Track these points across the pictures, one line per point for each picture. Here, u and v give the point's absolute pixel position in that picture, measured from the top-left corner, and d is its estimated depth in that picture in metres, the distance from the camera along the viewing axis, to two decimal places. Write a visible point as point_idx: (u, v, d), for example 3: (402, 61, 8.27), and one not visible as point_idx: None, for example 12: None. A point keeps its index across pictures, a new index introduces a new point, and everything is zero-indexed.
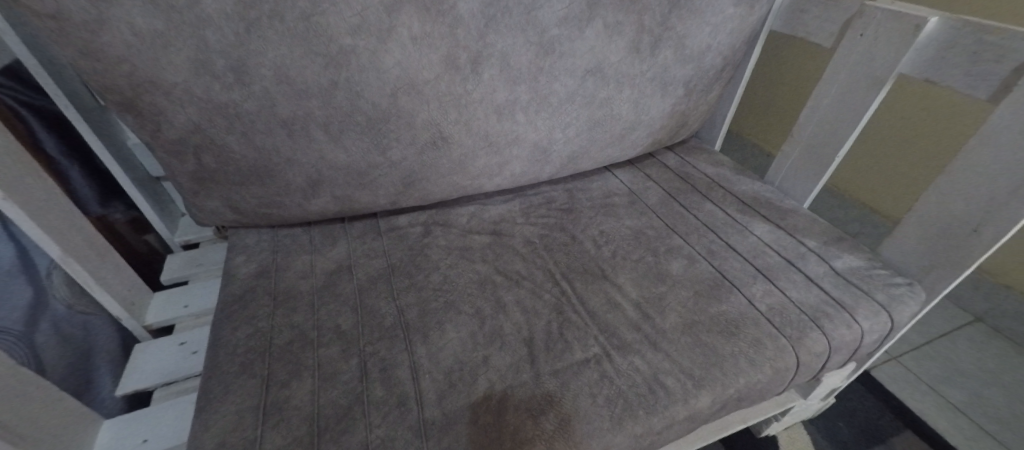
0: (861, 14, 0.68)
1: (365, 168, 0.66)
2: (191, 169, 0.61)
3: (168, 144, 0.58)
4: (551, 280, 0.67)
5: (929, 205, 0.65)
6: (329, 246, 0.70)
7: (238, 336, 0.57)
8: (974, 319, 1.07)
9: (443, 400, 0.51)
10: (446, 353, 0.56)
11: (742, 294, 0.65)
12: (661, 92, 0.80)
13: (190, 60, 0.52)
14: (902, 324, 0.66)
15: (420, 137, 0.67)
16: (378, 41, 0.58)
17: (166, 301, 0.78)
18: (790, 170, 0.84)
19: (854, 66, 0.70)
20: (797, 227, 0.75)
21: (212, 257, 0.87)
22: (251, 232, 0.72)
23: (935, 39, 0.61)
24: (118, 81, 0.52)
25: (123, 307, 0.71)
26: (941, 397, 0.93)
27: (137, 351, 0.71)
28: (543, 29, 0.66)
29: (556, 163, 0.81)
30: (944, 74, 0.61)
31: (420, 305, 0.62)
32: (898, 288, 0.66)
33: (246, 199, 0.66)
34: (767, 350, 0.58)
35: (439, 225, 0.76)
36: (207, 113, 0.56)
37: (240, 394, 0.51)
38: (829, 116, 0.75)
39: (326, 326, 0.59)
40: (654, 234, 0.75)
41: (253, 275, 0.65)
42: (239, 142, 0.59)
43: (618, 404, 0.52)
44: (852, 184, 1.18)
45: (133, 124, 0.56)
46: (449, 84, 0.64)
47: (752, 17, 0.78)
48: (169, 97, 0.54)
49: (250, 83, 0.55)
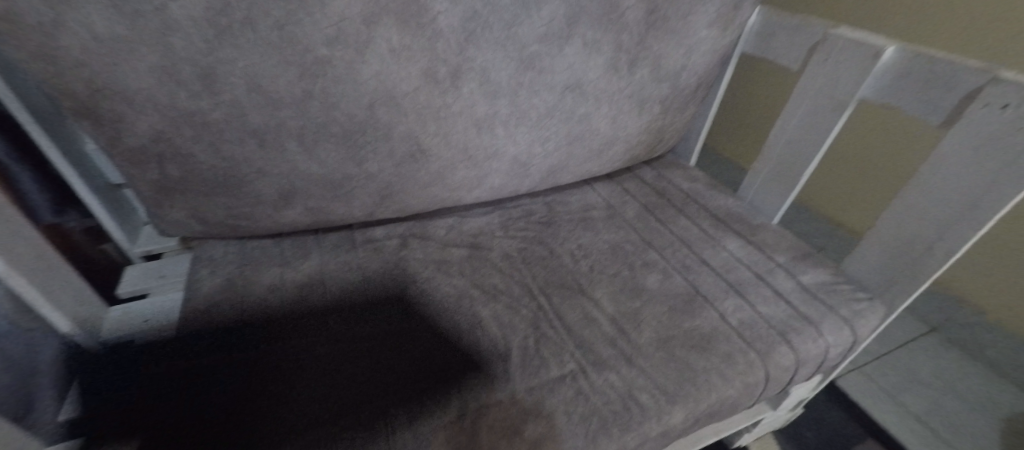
0: (824, 40, 0.71)
1: (340, 180, 0.65)
2: (154, 178, 0.58)
3: (129, 153, 0.55)
4: (529, 294, 0.67)
5: (887, 224, 0.69)
6: (301, 258, 0.68)
7: (200, 354, 0.55)
8: (928, 330, 1.11)
9: (415, 420, 0.50)
10: (420, 370, 0.55)
11: (714, 309, 0.66)
12: (638, 109, 0.82)
13: (153, 67, 0.50)
14: (863, 337, 0.68)
15: (397, 149, 0.66)
16: (356, 53, 0.57)
17: (123, 316, 0.74)
18: (760, 186, 0.87)
19: (819, 89, 0.73)
20: (767, 242, 0.77)
21: (175, 268, 0.83)
22: (219, 243, 0.69)
23: (892, 67, 0.64)
24: (74, 86, 0.49)
25: (74, 323, 0.67)
26: (899, 405, 0.96)
27: (87, 370, 0.67)
28: (524, 44, 0.66)
29: (536, 176, 0.81)
30: (900, 100, 0.65)
31: (394, 320, 0.61)
32: (859, 302, 0.69)
33: (213, 209, 0.63)
34: (738, 365, 0.60)
35: (416, 237, 0.75)
36: (172, 121, 0.54)
37: (200, 416, 0.49)
38: (796, 136, 0.78)
39: (294, 343, 0.56)
40: (630, 248, 0.76)
41: (218, 289, 0.62)
42: (206, 151, 0.57)
43: (593, 421, 0.52)
44: (819, 200, 1.23)
45: (90, 131, 0.53)
46: (428, 96, 0.64)
47: (725, 40, 0.81)
48: (131, 104, 0.52)
49: (219, 91, 0.53)
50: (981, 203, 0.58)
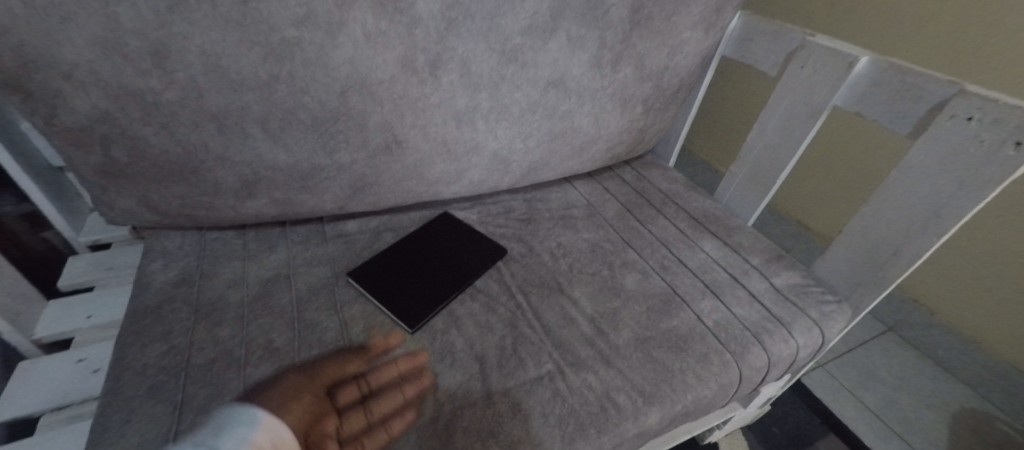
0: (802, 47, 0.72)
1: (309, 170, 0.61)
2: (99, 162, 0.53)
3: (70, 133, 0.51)
4: (506, 293, 0.65)
5: (855, 229, 0.70)
6: (266, 252, 0.64)
7: (149, 354, 0.50)
8: (886, 329, 1.15)
9: (385, 424, 0.48)
10: (392, 372, 0.53)
11: (691, 310, 0.66)
12: (620, 108, 0.81)
13: (97, 39, 0.46)
14: (831, 339, 0.70)
15: (372, 139, 0.63)
16: (327, 36, 0.53)
17: (63, 311, 0.69)
18: (737, 189, 0.88)
19: (794, 95, 0.74)
20: (742, 244, 0.78)
21: (125, 259, 0.77)
22: (175, 234, 0.64)
23: (864, 76, 0.66)
24: (3, 57, 0.44)
25: (3, 319, 0.62)
26: (859, 402, 1.00)
27: (21, 370, 0.62)
28: (506, 36, 0.64)
29: (516, 172, 0.79)
30: (871, 109, 0.66)
31: (365, 319, 0.58)
32: (829, 305, 0.70)
33: (168, 197, 0.59)
34: (713, 366, 0.60)
35: (390, 231, 0.72)
36: (120, 100, 0.49)
37: (148, 421, 0.45)
38: (772, 140, 0.79)
39: (256, 342, 0.53)
40: (609, 248, 0.75)
41: (173, 283, 0.58)
42: (159, 135, 0.53)
43: (569, 423, 0.51)
44: (791, 203, 1.26)
45: (24, 107, 0.48)
46: (405, 86, 0.61)
47: (707, 42, 0.81)
48: (72, 79, 0.47)
49: (174, 70, 0.49)
50: (943, 212, 0.60)
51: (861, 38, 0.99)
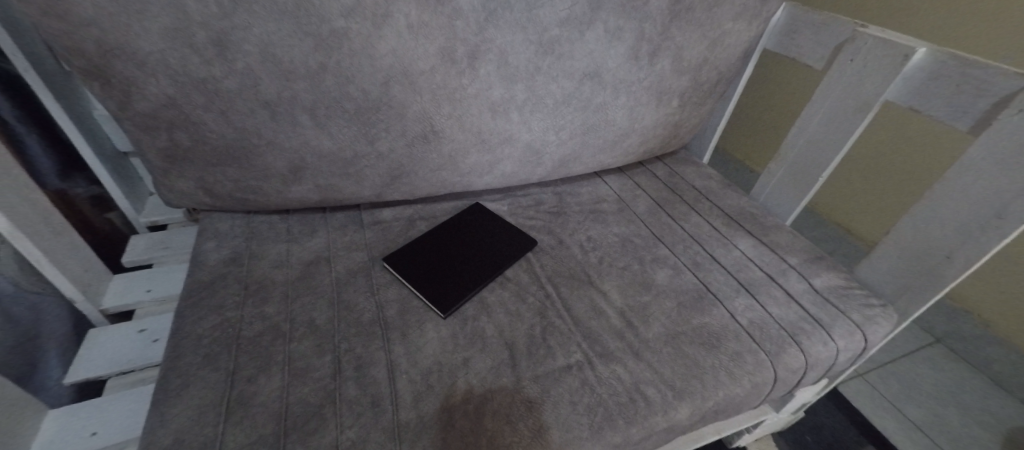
0: (853, 39, 0.69)
1: (351, 158, 0.64)
2: (163, 146, 0.57)
3: (138, 118, 0.55)
4: (536, 283, 0.66)
5: (906, 230, 0.67)
6: (308, 236, 0.67)
7: (204, 326, 0.54)
8: (933, 341, 1.10)
9: (419, 403, 0.50)
10: (425, 353, 0.55)
11: (724, 307, 0.65)
12: (656, 101, 0.81)
13: (166, 29, 0.49)
14: (874, 344, 0.67)
15: (410, 129, 0.65)
16: (373, 27, 0.56)
17: (127, 285, 0.74)
18: (775, 187, 0.85)
19: (842, 89, 0.71)
20: (780, 244, 0.76)
21: (180, 240, 0.82)
22: (225, 216, 0.68)
23: (922, 69, 0.63)
24: (85, 46, 0.48)
25: (79, 289, 0.67)
26: (902, 414, 0.95)
27: (91, 337, 0.67)
28: (544, 28, 0.65)
29: (548, 165, 0.80)
30: (929, 104, 0.63)
31: (400, 302, 0.60)
32: (873, 309, 0.67)
33: (222, 181, 0.62)
34: (747, 364, 0.59)
35: (424, 220, 0.74)
36: (183, 87, 0.53)
37: (203, 387, 0.48)
38: (816, 137, 0.76)
39: (299, 320, 0.56)
40: (641, 243, 0.75)
41: (224, 262, 0.62)
42: (216, 121, 0.56)
43: (598, 412, 0.52)
44: (833, 204, 1.21)
45: (100, 93, 0.52)
46: (444, 77, 0.62)
47: (749, 34, 0.79)
48: (142, 67, 0.51)
49: (233, 59, 0.52)
50: (1006, 213, 0.56)
51: (914, 29, 0.94)
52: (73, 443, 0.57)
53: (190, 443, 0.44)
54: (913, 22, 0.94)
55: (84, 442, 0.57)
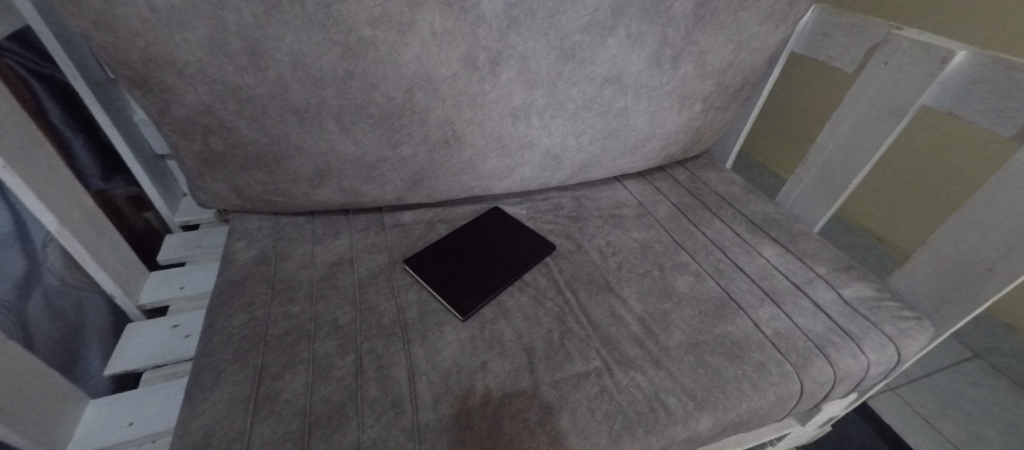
0: (887, 42, 0.67)
1: (375, 161, 0.65)
2: (198, 150, 0.60)
3: (177, 124, 0.57)
4: (555, 288, 0.66)
5: (944, 240, 0.64)
6: (332, 237, 0.69)
7: (233, 324, 0.56)
8: (971, 356, 1.05)
9: (438, 405, 0.50)
10: (444, 356, 0.55)
11: (748, 317, 0.63)
12: (678, 106, 0.80)
13: (204, 39, 0.51)
14: (907, 358, 0.64)
15: (432, 134, 0.66)
16: (398, 35, 0.57)
17: (162, 281, 0.78)
18: (801, 193, 0.83)
19: (874, 93, 0.69)
20: (807, 252, 0.74)
21: (212, 240, 0.85)
22: (254, 217, 0.71)
23: (961, 73, 0.60)
24: (131, 56, 0.51)
25: (118, 284, 0.70)
26: (937, 432, 0.91)
27: (129, 331, 0.71)
28: (566, 34, 0.65)
29: (567, 169, 0.80)
30: (969, 109, 0.60)
31: (420, 304, 0.61)
32: (906, 321, 0.65)
33: (251, 184, 0.64)
34: (771, 375, 0.57)
35: (444, 223, 0.75)
36: (219, 94, 0.55)
37: (233, 383, 0.50)
38: (846, 142, 0.74)
39: (323, 320, 0.57)
40: (661, 249, 0.74)
41: (252, 262, 0.64)
42: (249, 126, 0.58)
43: (617, 420, 0.51)
44: (865, 212, 1.17)
45: (143, 100, 0.55)
46: (466, 83, 0.63)
47: (776, 37, 0.77)
48: (182, 75, 0.53)
49: (266, 67, 0.54)
50: None
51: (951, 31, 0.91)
52: (112, 433, 0.60)
53: (220, 436, 0.46)
54: (952, 26, 0.90)
55: (122, 432, 0.60)
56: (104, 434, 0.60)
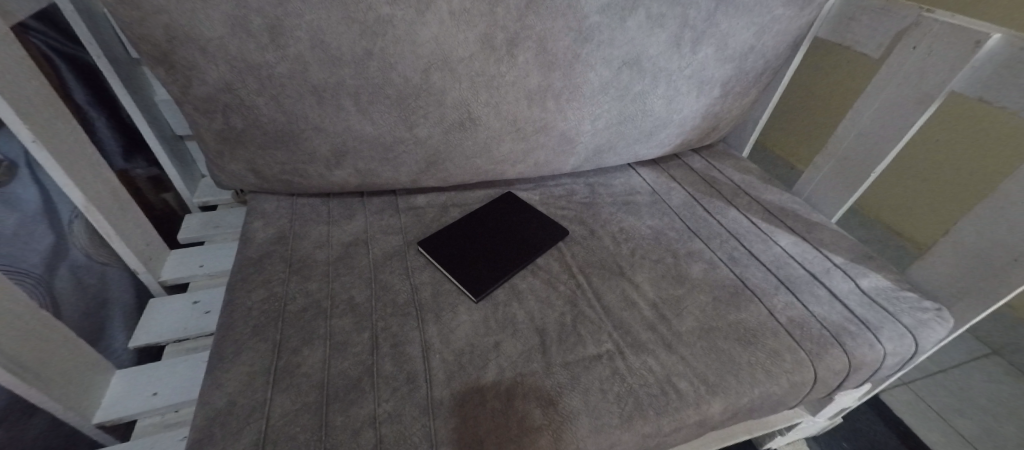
0: (917, 25, 0.65)
1: (391, 143, 0.66)
2: (218, 128, 0.60)
3: (197, 102, 0.58)
4: (567, 272, 0.66)
5: (970, 229, 0.63)
6: (347, 218, 0.70)
7: (252, 299, 0.57)
8: (989, 352, 1.03)
9: (452, 381, 0.51)
10: (457, 335, 0.56)
11: (762, 304, 0.63)
12: (697, 90, 0.78)
13: (226, 16, 0.52)
14: (925, 349, 0.63)
15: (448, 116, 0.66)
16: (416, 14, 0.57)
17: (182, 259, 0.80)
18: (820, 183, 0.81)
19: (900, 79, 0.67)
20: (824, 242, 0.73)
21: (230, 220, 0.88)
22: (271, 198, 0.71)
23: (996, 57, 0.58)
24: (155, 33, 0.52)
25: (141, 261, 0.72)
26: (951, 428, 0.90)
27: (151, 306, 0.73)
28: (584, 15, 0.64)
29: (582, 155, 0.79)
30: (999, 94, 0.59)
31: (433, 285, 0.61)
32: (925, 312, 0.64)
33: (270, 164, 0.65)
34: (785, 362, 0.57)
35: (457, 207, 0.75)
36: (239, 73, 0.56)
37: (252, 355, 0.52)
38: (868, 131, 0.72)
39: (339, 298, 0.58)
40: (675, 236, 0.73)
41: (269, 241, 0.65)
42: (268, 105, 0.59)
43: (628, 402, 0.52)
44: (883, 204, 1.15)
45: (166, 78, 0.56)
46: (483, 64, 0.63)
47: (800, 21, 0.75)
48: (203, 52, 0.54)
49: (284, 45, 0.55)
50: None
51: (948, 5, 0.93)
52: (137, 402, 0.63)
53: (241, 406, 0.47)
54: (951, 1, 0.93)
55: (147, 401, 0.63)
56: (130, 401, 0.63)
